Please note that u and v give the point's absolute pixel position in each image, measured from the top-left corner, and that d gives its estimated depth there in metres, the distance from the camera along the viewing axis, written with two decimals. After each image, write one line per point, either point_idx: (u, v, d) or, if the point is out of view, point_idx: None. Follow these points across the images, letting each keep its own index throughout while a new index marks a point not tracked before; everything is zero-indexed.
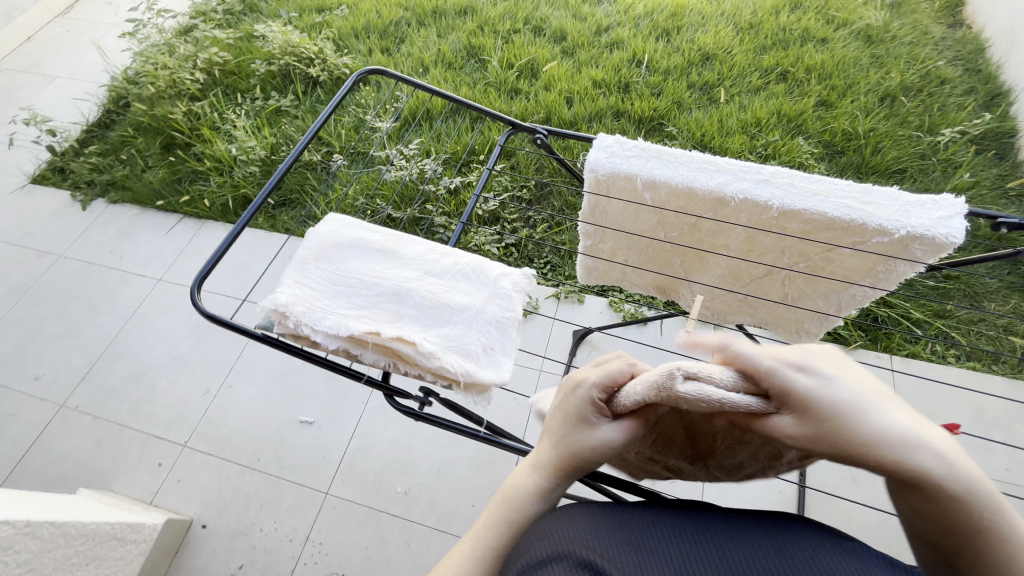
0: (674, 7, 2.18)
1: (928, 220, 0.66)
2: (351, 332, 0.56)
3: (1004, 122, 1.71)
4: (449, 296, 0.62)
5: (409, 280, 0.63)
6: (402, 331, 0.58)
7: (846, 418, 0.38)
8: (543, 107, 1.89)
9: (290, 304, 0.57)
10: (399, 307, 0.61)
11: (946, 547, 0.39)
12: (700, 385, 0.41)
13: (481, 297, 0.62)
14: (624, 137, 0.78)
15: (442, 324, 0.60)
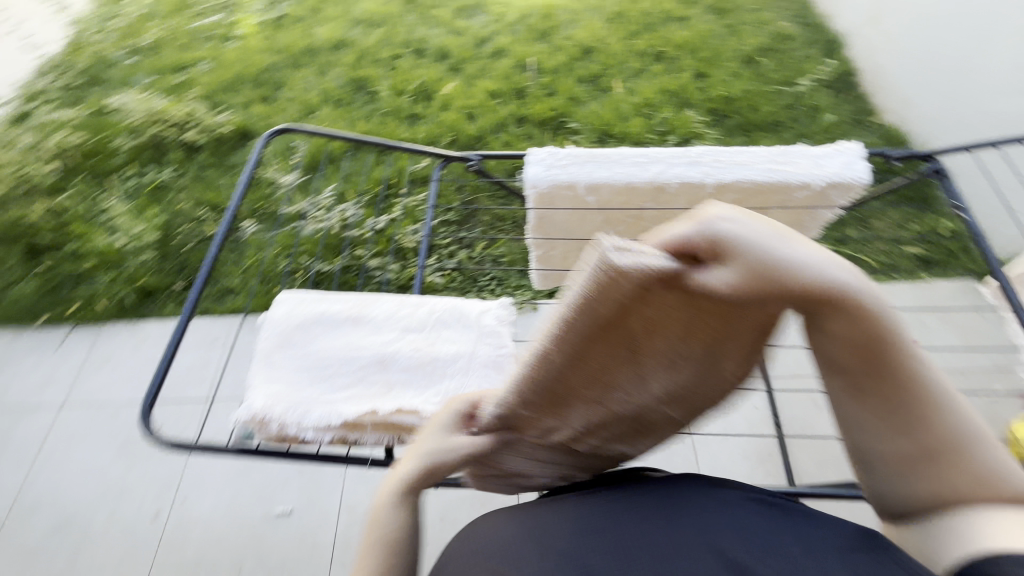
0: (544, 8, 2.26)
1: (837, 167, 0.75)
2: (345, 419, 0.54)
3: (845, 64, 1.96)
4: (436, 349, 0.60)
5: (389, 345, 0.60)
6: (398, 402, 0.55)
7: (773, 261, 0.35)
8: (447, 127, 1.89)
9: (271, 406, 0.54)
10: (387, 375, 0.58)
11: (870, 381, 0.39)
12: (633, 253, 0.36)
13: (471, 341, 0.61)
14: (555, 148, 0.80)
15: (437, 381, 0.58)
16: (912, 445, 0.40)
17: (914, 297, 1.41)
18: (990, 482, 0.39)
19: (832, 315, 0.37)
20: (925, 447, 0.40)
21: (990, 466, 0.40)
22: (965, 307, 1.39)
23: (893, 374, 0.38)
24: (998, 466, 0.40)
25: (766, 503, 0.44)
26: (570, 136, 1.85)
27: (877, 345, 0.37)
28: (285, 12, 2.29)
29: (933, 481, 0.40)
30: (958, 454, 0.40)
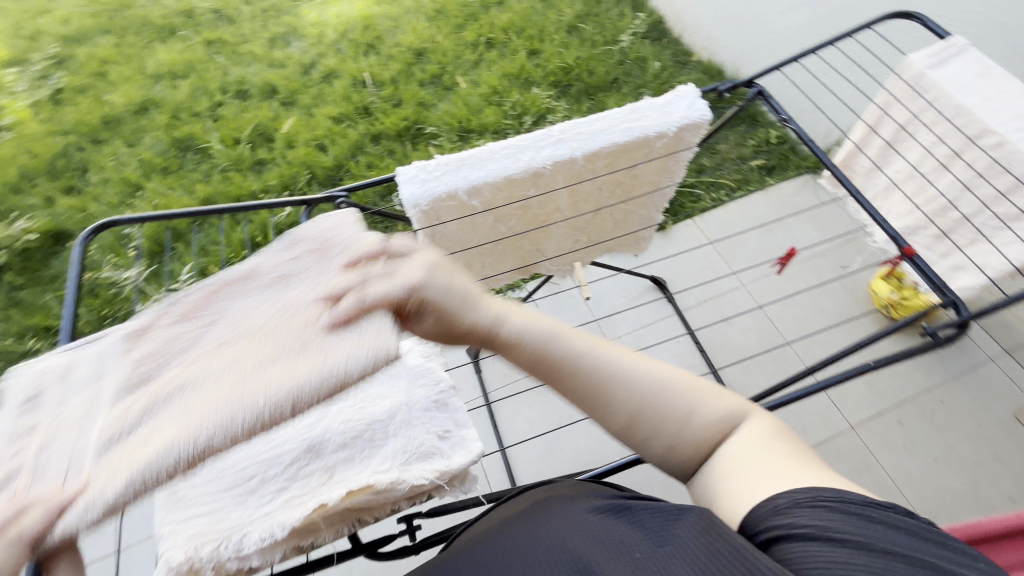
0: (362, 20, 2.18)
1: (684, 111, 0.80)
2: (290, 527, 0.48)
3: (652, 15, 2.14)
4: (371, 413, 0.57)
5: (314, 426, 0.56)
6: (347, 483, 0.51)
7: (435, 295, 0.42)
8: (299, 164, 1.74)
9: (197, 545, 0.47)
10: (324, 459, 0.54)
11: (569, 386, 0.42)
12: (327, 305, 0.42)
13: (405, 391, 0.59)
14: (422, 161, 0.75)
15: (381, 443, 0.55)
16: (619, 421, 0.40)
17: (769, 201, 1.61)
18: (699, 426, 0.39)
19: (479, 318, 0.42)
20: (625, 415, 0.40)
21: (690, 407, 0.40)
22: (809, 199, 1.60)
23: (558, 357, 0.41)
24: (700, 404, 0.40)
25: (619, 510, 0.41)
26: (431, 141, 1.81)
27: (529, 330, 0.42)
28: (61, 85, 1.95)
29: (648, 447, 0.40)
30: (655, 410, 0.40)
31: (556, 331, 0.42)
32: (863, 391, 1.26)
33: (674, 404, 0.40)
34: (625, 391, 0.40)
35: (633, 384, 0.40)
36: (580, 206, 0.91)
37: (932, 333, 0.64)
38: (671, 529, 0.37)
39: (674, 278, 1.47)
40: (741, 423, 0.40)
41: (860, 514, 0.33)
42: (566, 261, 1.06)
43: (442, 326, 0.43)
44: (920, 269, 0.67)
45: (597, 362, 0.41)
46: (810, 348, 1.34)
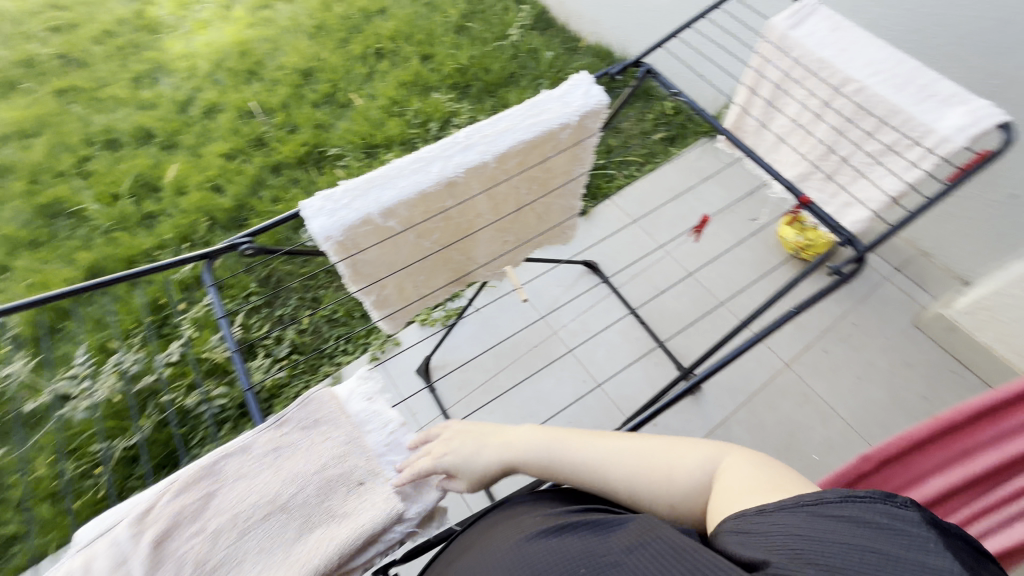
0: (237, 47, 2.04)
1: (582, 99, 0.81)
2: None
3: (536, 6, 2.17)
4: (318, 471, 0.49)
5: (256, 496, 0.48)
6: (310, 555, 0.45)
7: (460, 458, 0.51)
8: (193, 210, 1.58)
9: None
10: (282, 531, 0.47)
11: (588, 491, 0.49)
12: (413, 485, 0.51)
13: (348, 438, 0.51)
14: (327, 190, 0.71)
15: (338, 497, 0.48)
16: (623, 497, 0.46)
17: (676, 170, 1.69)
18: (685, 481, 0.44)
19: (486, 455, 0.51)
20: (625, 492, 0.46)
21: (670, 469, 0.45)
22: (711, 161, 1.70)
23: (558, 466, 0.49)
24: (679, 460, 0.45)
25: (572, 529, 0.44)
26: (336, 163, 1.72)
27: (529, 452, 0.50)
28: None
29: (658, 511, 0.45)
30: (644, 484, 0.45)
31: (550, 445, 0.49)
32: (790, 330, 1.37)
33: (657, 470, 0.45)
34: (617, 475, 0.46)
35: (623, 467, 0.46)
36: (501, 208, 0.90)
37: (837, 271, 0.69)
38: (613, 537, 0.42)
39: (604, 259, 1.51)
40: (716, 460, 0.44)
41: (832, 514, 0.34)
42: (498, 263, 1.05)
43: (461, 473, 0.51)
44: (816, 215, 0.73)
45: (586, 461, 0.48)
46: (737, 301, 1.43)
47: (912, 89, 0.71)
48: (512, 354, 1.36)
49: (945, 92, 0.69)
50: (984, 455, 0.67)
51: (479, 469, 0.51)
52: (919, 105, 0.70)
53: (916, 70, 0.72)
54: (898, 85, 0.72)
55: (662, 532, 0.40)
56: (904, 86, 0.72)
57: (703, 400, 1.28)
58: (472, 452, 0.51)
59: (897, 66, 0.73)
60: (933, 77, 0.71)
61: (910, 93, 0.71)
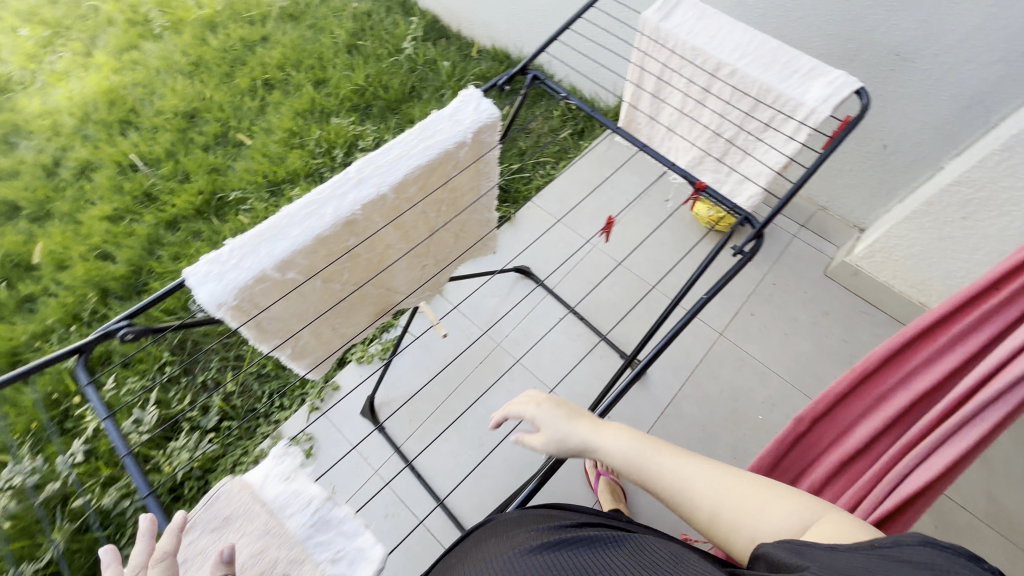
0: (105, 96, 1.85)
1: (473, 114, 0.79)
2: None
3: (426, 16, 2.13)
4: None
5: None
6: None
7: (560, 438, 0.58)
8: (82, 284, 1.41)
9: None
10: None
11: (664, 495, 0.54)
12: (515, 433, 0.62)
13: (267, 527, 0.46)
14: (213, 252, 0.65)
15: None
16: (703, 513, 0.50)
17: (590, 163, 1.72)
18: (771, 521, 0.46)
19: (582, 434, 0.58)
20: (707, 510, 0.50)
21: (759, 508, 0.47)
22: (621, 149, 1.74)
23: (649, 467, 0.53)
24: (772, 505, 0.47)
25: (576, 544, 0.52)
26: (239, 208, 1.60)
27: (628, 448, 0.55)
28: None
29: (731, 544, 0.48)
30: (722, 514, 0.49)
31: (649, 446, 0.54)
32: (719, 301, 1.43)
33: (746, 505, 0.48)
34: (705, 496, 0.50)
35: (713, 490, 0.50)
36: (413, 236, 0.87)
37: (740, 250, 0.72)
38: (616, 550, 0.51)
39: (534, 262, 1.51)
40: (810, 517, 0.45)
41: (903, 560, 0.36)
42: (422, 288, 1.01)
43: (552, 440, 0.58)
44: (715, 197, 0.75)
45: (678, 469, 0.52)
46: (666, 281, 1.48)
47: (777, 68, 0.75)
48: (459, 375, 1.33)
49: (806, 67, 0.74)
50: (897, 397, 0.70)
51: (573, 442, 0.58)
52: (785, 81, 0.74)
53: (778, 49, 0.76)
54: (765, 64, 0.76)
55: (657, 546, 0.51)
56: (769, 65, 0.75)
57: (650, 384, 1.31)
58: (571, 430, 0.58)
59: (762, 47, 0.76)
60: (794, 53, 0.75)
61: (776, 71, 0.75)
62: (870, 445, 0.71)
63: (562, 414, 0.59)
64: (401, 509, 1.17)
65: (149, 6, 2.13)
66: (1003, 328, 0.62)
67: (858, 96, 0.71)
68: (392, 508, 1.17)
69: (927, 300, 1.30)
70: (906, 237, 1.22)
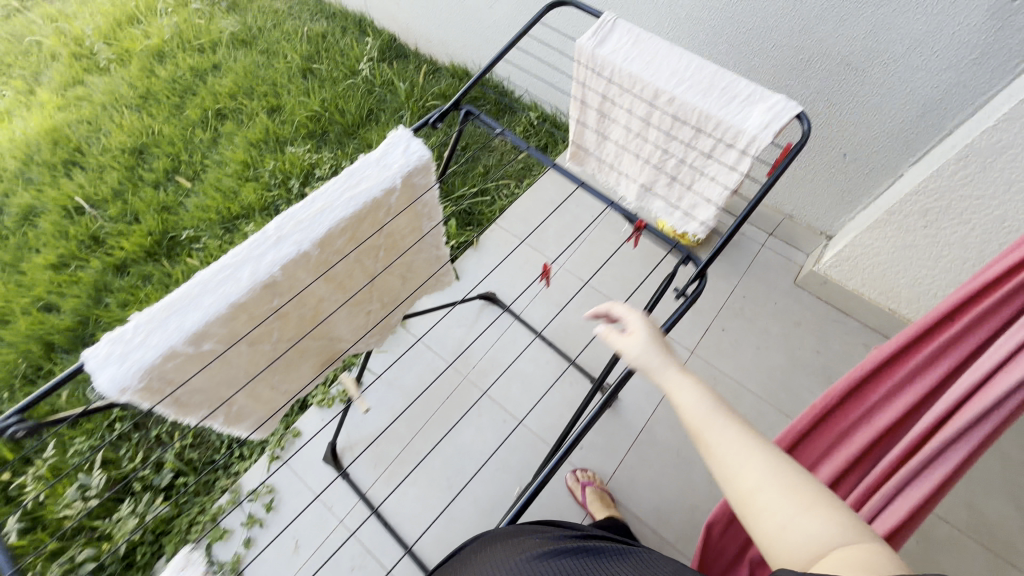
0: (48, 135, 1.77)
1: (400, 157, 0.74)
2: None
3: (382, 35, 2.08)
4: None
5: None
6: None
7: (644, 350, 0.55)
8: (22, 339, 1.34)
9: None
10: None
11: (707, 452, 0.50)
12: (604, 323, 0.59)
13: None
14: (115, 330, 0.59)
15: None
16: (737, 485, 0.47)
17: (554, 180, 1.68)
18: (808, 524, 0.43)
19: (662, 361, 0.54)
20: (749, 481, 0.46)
21: (801, 511, 0.44)
22: None
23: (714, 420, 0.49)
24: (819, 513, 0.43)
25: (581, 550, 0.59)
26: (192, 247, 1.54)
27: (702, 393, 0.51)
28: None
29: (754, 524, 0.45)
30: (755, 494, 0.46)
31: (722, 407, 0.50)
32: (689, 318, 1.39)
33: (789, 503, 0.44)
34: (752, 471, 0.46)
35: (763, 473, 0.46)
36: (349, 286, 0.82)
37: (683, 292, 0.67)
38: (617, 554, 0.58)
39: (500, 287, 1.47)
40: (855, 543, 0.42)
41: None
42: (371, 333, 0.97)
43: (632, 352, 0.55)
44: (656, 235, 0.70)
45: (734, 437, 0.48)
46: (634, 300, 1.44)
47: (715, 93, 0.71)
48: (425, 413, 1.28)
49: (744, 93, 0.70)
50: (859, 434, 0.68)
51: (648, 366, 0.55)
52: (724, 108, 0.70)
53: (715, 73, 0.72)
54: (703, 91, 0.72)
55: (647, 552, 0.59)
56: (707, 91, 0.72)
57: (622, 410, 1.27)
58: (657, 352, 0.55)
59: (700, 72, 0.72)
60: (732, 77, 0.71)
61: (714, 98, 0.71)
62: (835, 487, 0.69)
63: (658, 338, 0.56)
64: (368, 560, 1.12)
65: (94, 38, 2.05)
66: (983, 376, 0.57)
67: (798, 121, 0.68)
68: (358, 560, 1.12)
69: (897, 307, 1.27)
70: (871, 246, 1.19)
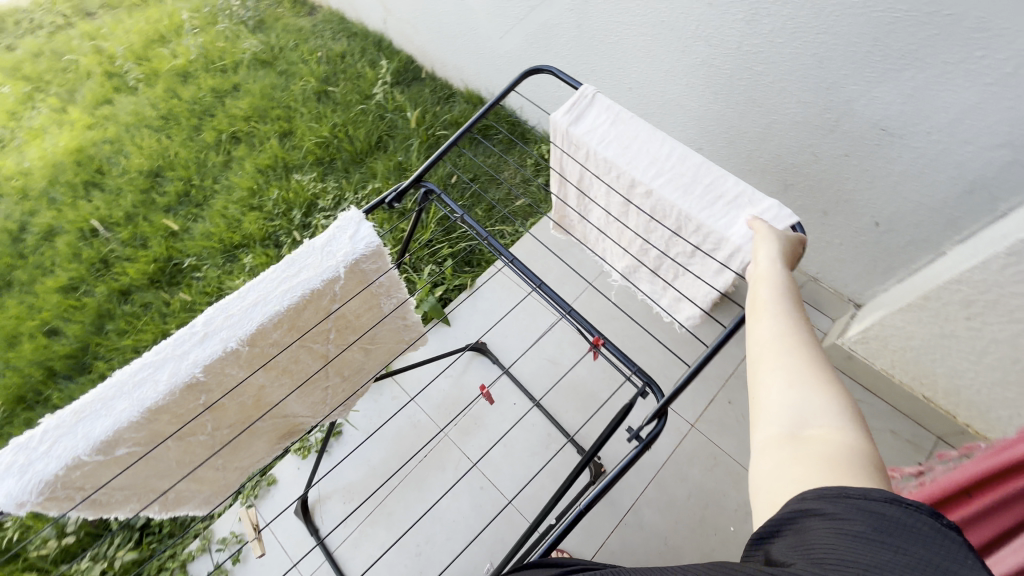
0: (73, 155, 1.84)
1: (347, 244, 0.69)
2: None
3: (399, 57, 2.04)
4: None
5: None
6: None
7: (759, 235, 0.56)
8: (27, 363, 1.40)
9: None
10: None
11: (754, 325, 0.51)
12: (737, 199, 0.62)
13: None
14: (21, 436, 0.57)
15: None
16: (755, 345, 0.48)
17: None
18: (807, 395, 0.42)
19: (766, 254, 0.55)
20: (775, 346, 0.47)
21: (810, 387, 0.42)
22: None
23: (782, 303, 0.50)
24: (829, 397, 0.42)
25: None
26: (192, 276, 1.55)
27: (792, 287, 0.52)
28: None
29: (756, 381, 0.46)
30: (767, 359, 0.46)
31: (795, 299, 0.49)
32: (692, 385, 1.28)
33: (803, 376, 0.43)
34: (781, 341, 0.46)
35: (794, 347, 0.45)
36: (297, 371, 0.77)
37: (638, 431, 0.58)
38: None
39: (492, 336, 1.39)
40: (849, 433, 0.39)
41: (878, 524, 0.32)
42: (334, 407, 0.92)
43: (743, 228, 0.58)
44: (613, 357, 0.61)
45: (784, 319, 0.47)
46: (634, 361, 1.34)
47: (696, 189, 0.63)
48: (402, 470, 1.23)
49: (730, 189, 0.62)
50: None
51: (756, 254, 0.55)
52: (709, 203, 0.61)
53: (698, 165, 0.64)
54: (683, 185, 0.63)
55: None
56: (689, 184, 0.63)
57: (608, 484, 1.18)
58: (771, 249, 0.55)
59: (681, 163, 0.64)
60: (716, 171, 0.63)
61: (696, 194, 0.63)
62: None
63: (781, 250, 0.54)
64: None
65: (126, 57, 2.12)
66: None
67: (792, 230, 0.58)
68: None
69: (932, 396, 1.11)
70: (903, 329, 1.04)
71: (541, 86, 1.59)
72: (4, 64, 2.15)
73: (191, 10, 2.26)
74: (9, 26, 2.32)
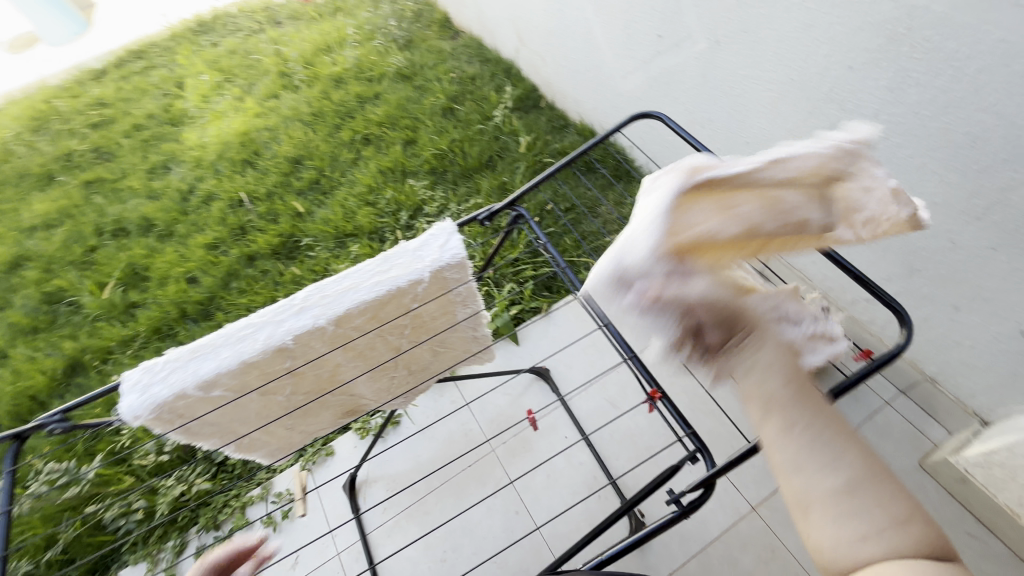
0: (240, 136, 2.17)
1: (436, 252, 0.75)
2: None
3: (523, 85, 2.16)
4: None
5: None
6: None
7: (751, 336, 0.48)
8: (169, 302, 1.67)
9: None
10: None
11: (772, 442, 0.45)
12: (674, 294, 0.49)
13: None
14: (148, 361, 0.68)
15: None
16: (797, 487, 0.42)
17: None
18: (883, 541, 0.39)
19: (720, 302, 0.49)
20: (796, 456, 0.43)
21: (878, 526, 0.40)
22: None
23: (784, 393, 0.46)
24: (899, 526, 0.40)
25: None
26: (306, 254, 1.75)
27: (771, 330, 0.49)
28: None
29: (814, 529, 0.41)
30: (825, 502, 0.41)
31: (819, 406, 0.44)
32: (761, 465, 1.17)
33: (863, 511, 0.40)
34: (830, 474, 0.41)
35: (843, 476, 0.41)
36: (371, 356, 0.84)
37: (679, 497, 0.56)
38: None
39: (557, 364, 1.40)
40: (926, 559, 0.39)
41: None
42: (395, 397, 0.98)
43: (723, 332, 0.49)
44: (668, 412, 0.59)
45: (817, 440, 0.43)
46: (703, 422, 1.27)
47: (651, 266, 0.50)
48: (445, 473, 1.27)
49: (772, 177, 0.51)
50: None
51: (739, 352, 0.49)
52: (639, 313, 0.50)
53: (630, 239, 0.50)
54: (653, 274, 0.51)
55: None
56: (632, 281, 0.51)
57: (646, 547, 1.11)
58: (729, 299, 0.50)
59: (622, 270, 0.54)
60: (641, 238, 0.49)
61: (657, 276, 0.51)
62: None
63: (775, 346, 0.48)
64: None
65: (296, 61, 2.47)
66: None
67: (902, 316, 0.56)
68: None
69: None
70: None
71: (653, 131, 1.58)
72: (207, 56, 2.62)
73: (355, 26, 2.59)
74: (218, 26, 2.82)
